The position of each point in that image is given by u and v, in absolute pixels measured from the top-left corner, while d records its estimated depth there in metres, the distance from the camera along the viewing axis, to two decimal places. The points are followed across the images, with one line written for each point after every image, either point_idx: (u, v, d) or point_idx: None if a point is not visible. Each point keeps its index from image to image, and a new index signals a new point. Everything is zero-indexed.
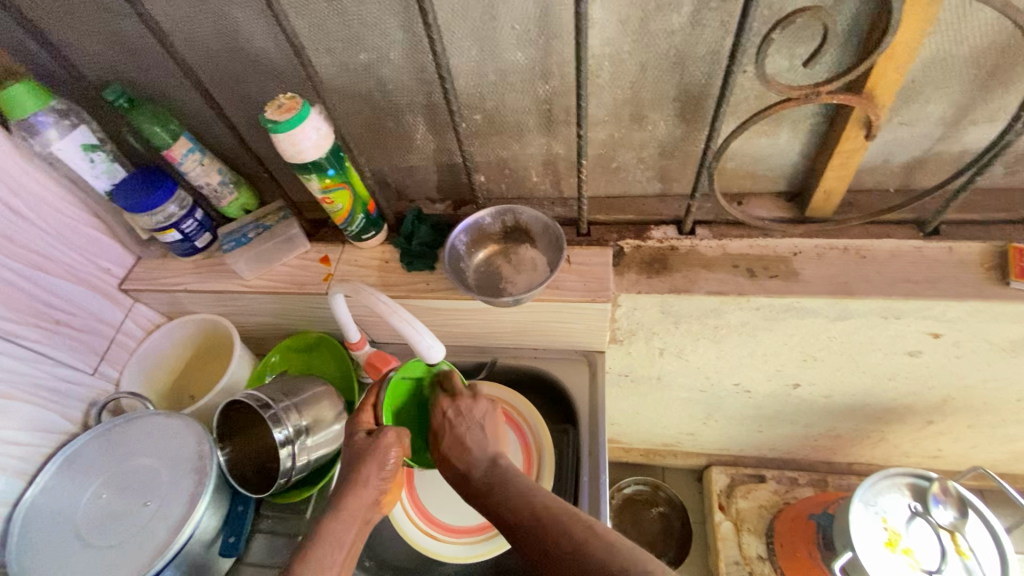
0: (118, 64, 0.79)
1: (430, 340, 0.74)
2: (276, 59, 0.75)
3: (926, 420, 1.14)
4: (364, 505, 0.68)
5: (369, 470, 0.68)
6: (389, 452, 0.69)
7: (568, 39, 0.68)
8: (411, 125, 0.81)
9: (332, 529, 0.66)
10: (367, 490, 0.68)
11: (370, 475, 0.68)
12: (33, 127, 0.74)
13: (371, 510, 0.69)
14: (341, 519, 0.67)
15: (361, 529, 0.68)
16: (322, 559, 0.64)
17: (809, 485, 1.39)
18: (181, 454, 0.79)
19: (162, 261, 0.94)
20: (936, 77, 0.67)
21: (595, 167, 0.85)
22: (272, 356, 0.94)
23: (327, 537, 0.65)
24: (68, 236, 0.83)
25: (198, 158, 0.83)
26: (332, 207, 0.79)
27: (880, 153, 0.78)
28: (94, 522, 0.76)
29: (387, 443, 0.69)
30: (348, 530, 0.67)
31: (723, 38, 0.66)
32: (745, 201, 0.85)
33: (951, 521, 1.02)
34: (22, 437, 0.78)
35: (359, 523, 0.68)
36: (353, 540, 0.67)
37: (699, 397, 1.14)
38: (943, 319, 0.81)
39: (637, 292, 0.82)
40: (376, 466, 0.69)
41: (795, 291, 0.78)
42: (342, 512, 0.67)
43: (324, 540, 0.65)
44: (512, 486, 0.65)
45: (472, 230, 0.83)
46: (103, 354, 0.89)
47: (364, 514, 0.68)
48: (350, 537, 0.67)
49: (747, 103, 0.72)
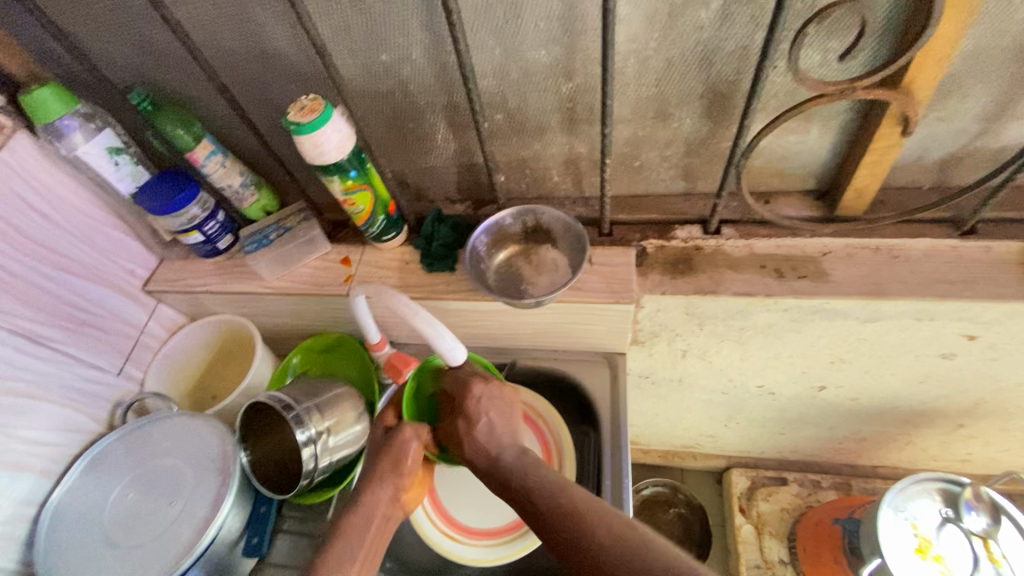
0: (142, 68, 0.80)
1: (452, 342, 0.72)
2: (298, 61, 0.74)
3: (957, 423, 1.11)
4: (383, 501, 0.70)
5: (386, 465, 0.70)
6: (404, 447, 0.71)
7: (592, 37, 0.66)
8: (432, 125, 0.80)
9: (353, 522, 0.68)
10: (386, 487, 0.70)
11: (387, 472, 0.70)
12: (58, 131, 0.74)
13: (392, 507, 0.70)
14: (361, 514, 0.69)
15: (382, 527, 0.70)
16: (341, 553, 0.66)
17: (832, 488, 1.36)
18: (205, 455, 0.80)
19: (185, 263, 0.94)
20: (976, 70, 0.65)
21: (618, 166, 0.83)
22: (293, 357, 0.94)
23: (349, 531, 0.68)
24: (93, 238, 0.84)
25: (220, 160, 0.84)
26: (354, 209, 0.79)
27: (914, 150, 0.75)
28: (120, 522, 0.77)
29: (403, 439, 0.71)
30: (368, 525, 0.69)
31: (753, 33, 0.64)
32: (772, 200, 0.83)
33: (983, 527, 0.99)
34: (49, 437, 0.79)
35: (379, 518, 0.70)
36: (374, 536, 0.69)
37: (721, 399, 1.12)
38: (979, 321, 0.78)
39: (661, 293, 0.81)
40: (392, 461, 0.70)
41: (825, 292, 0.76)
42: (363, 507, 0.69)
43: (345, 533, 0.68)
44: (541, 477, 0.65)
45: (493, 231, 0.82)
46: (127, 354, 0.90)
47: (383, 511, 0.70)
48: (370, 532, 0.69)
49: (776, 99, 0.70)
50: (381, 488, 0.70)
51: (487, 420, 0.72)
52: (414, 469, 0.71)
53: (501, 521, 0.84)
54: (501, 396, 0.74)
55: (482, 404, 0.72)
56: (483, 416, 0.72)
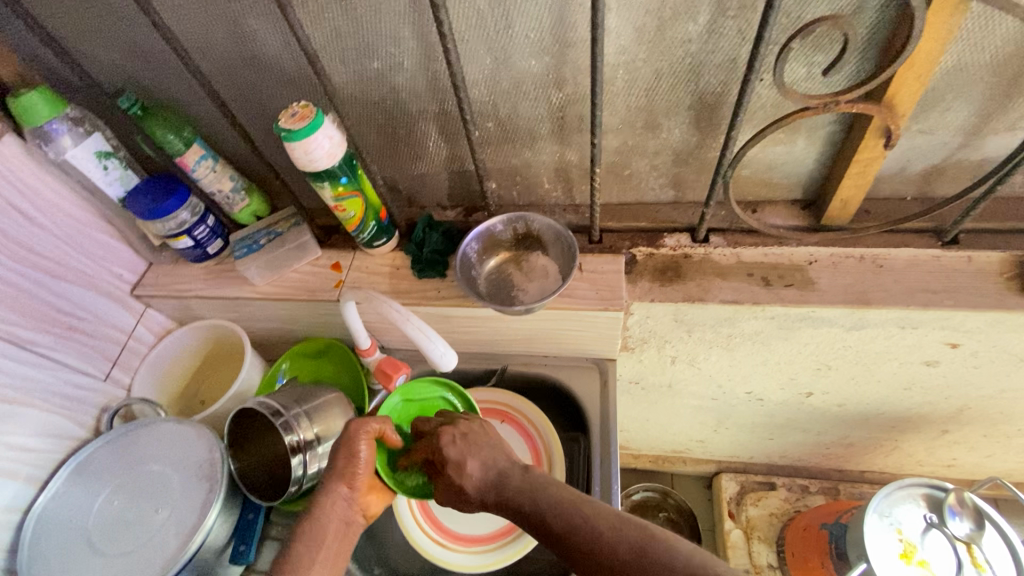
0: (132, 72, 0.79)
1: (443, 348, 0.74)
2: (290, 67, 0.75)
3: (941, 429, 1.13)
4: (340, 503, 0.70)
5: (342, 463, 0.71)
6: (359, 443, 0.72)
7: (583, 48, 0.67)
8: (424, 133, 0.81)
9: (310, 527, 0.68)
10: (343, 485, 0.70)
11: (342, 470, 0.71)
12: (47, 134, 0.74)
13: (349, 510, 0.71)
14: (318, 517, 0.68)
15: (343, 530, 0.69)
16: (299, 557, 0.66)
17: (820, 493, 1.37)
18: (192, 461, 0.79)
19: (174, 267, 0.94)
20: (956, 86, 0.66)
21: (608, 175, 0.84)
22: (282, 363, 0.94)
23: (308, 535, 0.67)
24: (81, 242, 0.83)
25: (210, 165, 0.84)
26: (344, 215, 0.78)
27: (897, 161, 0.76)
28: (105, 530, 0.76)
29: (353, 434, 0.71)
30: (328, 530, 0.68)
31: (740, 46, 0.65)
32: (760, 209, 0.85)
33: (967, 533, 1.00)
34: (34, 444, 0.78)
35: (339, 521, 0.69)
36: (336, 542, 0.68)
37: (710, 404, 1.13)
38: (962, 330, 0.80)
39: (650, 300, 0.82)
40: (344, 461, 0.71)
41: (810, 300, 0.77)
42: (323, 509, 0.69)
43: (303, 539, 0.67)
44: (554, 499, 0.65)
45: (483, 238, 0.82)
46: (114, 359, 0.90)
47: (342, 514, 0.70)
48: (330, 539, 0.68)
49: (763, 111, 0.71)
50: (336, 487, 0.70)
51: (461, 439, 0.73)
52: (368, 467, 0.72)
53: (487, 528, 0.83)
54: (477, 432, 0.75)
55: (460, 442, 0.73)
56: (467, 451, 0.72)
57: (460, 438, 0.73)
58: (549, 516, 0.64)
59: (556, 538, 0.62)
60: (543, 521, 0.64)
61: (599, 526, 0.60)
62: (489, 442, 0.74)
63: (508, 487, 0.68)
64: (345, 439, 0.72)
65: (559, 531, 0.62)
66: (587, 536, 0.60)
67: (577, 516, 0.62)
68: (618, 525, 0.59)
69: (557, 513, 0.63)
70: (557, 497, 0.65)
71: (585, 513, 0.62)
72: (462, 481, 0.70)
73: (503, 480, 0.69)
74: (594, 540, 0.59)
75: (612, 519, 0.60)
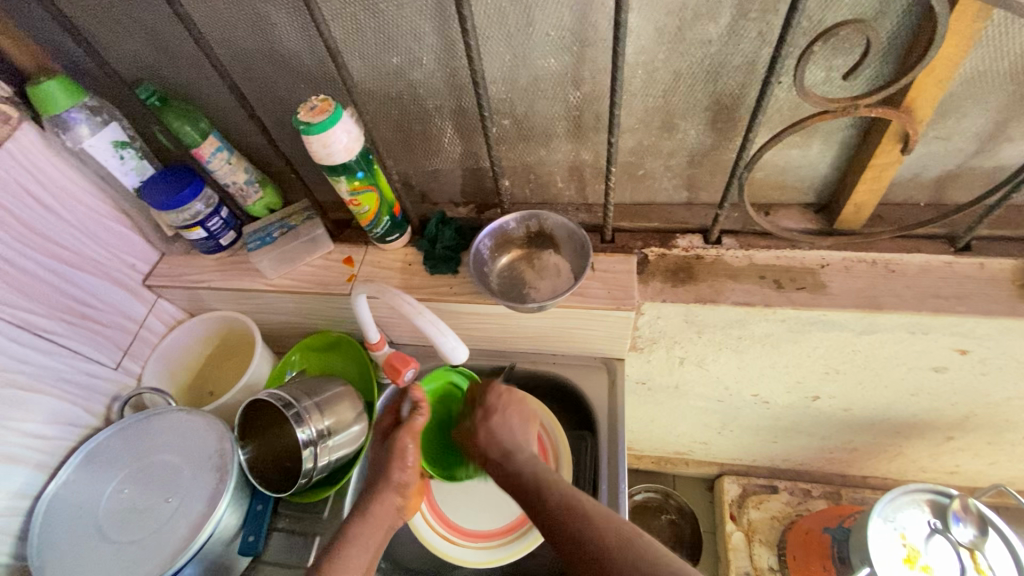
0: (151, 62, 0.79)
1: (454, 341, 0.74)
2: (309, 61, 0.75)
3: (946, 436, 1.13)
4: (389, 511, 0.72)
5: (396, 473, 0.73)
6: (407, 449, 0.74)
7: (603, 47, 0.67)
8: (440, 129, 0.81)
9: (360, 529, 0.70)
10: (394, 492, 0.73)
11: (396, 479, 0.73)
12: (65, 123, 0.75)
13: (396, 515, 0.73)
14: (371, 522, 0.71)
15: (387, 535, 0.72)
16: (350, 559, 0.67)
17: (822, 497, 1.37)
18: (204, 451, 0.80)
19: (187, 258, 0.94)
20: (974, 93, 0.66)
21: (621, 174, 0.84)
22: (293, 356, 0.94)
23: (357, 537, 0.69)
24: (95, 231, 0.83)
25: (225, 157, 0.84)
26: (359, 209, 0.79)
27: (912, 167, 0.77)
28: (114, 518, 0.76)
29: (403, 444, 0.74)
30: (376, 532, 0.71)
31: (760, 49, 0.65)
32: (773, 212, 0.85)
33: (971, 539, 1.00)
34: (46, 431, 0.79)
35: (386, 529, 0.72)
36: (380, 545, 0.71)
37: (715, 406, 1.14)
38: (972, 336, 0.80)
39: (661, 300, 0.82)
40: (398, 470, 0.73)
41: (822, 303, 0.78)
42: (373, 515, 0.71)
43: (355, 539, 0.69)
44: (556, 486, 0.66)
45: (496, 235, 0.83)
46: (125, 349, 0.90)
47: (389, 521, 0.72)
48: (376, 541, 0.70)
49: (781, 114, 0.72)
50: (389, 494, 0.73)
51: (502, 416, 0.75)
52: (416, 477, 0.75)
53: (494, 525, 0.84)
54: (521, 404, 0.77)
55: (500, 401, 0.76)
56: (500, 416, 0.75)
57: (503, 398, 0.76)
58: (547, 504, 0.65)
59: (551, 525, 0.63)
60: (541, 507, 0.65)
61: (597, 521, 0.61)
62: (523, 418, 0.76)
63: (515, 460, 0.71)
64: (394, 449, 0.74)
65: (556, 520, 0.63)
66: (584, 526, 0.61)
67: (574, 508, 0.63)
68: (613, 523, 0.61)
69: (557, 501, 0.64)
70: (558, 489, 0.66)
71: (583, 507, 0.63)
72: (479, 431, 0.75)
73: (513, 453, 0.72)
74: (590, 531, 0.60)
75: (610, 516, 0.61)
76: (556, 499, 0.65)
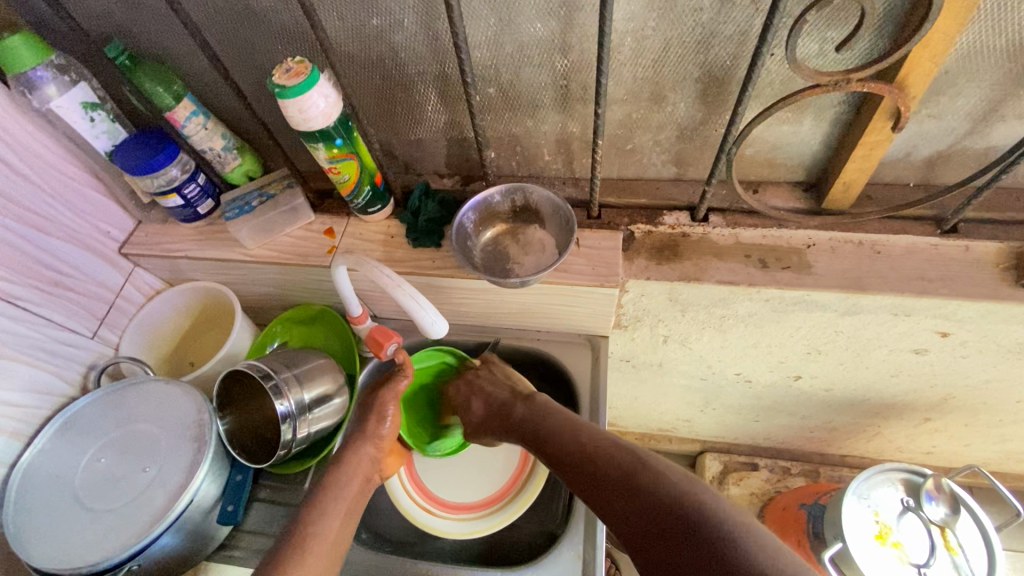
0: (120, 18, 0.76)
1: (434, 316, 0.73)
2: (285, 20, 0.72)
3: (924, 417, 1.14)
4: (365, 462, 0.73)
5: (373, 423, 0.75)
6: (387, 406, 0.76)
7: (591, 12, 0.65)
8: (423, 95, 0.78)
9: (337, 479, 0.70)
10: (369, 441, 0.74)
11: (373, 432, 0.75)
12: (31, 82, 0.72)
13: (373, 468, 0.74)
14: (344, 472, 0.71)
15: (364, 486, 0.72)
16: (325, 506, 0.68)
17: (801, 475, 1.40)
18: (181, 421, 0.79)
19: (164, 227, 0.92)
20: (969, 70, 0.65)
21: (610, 148, 0.82)
22: (275, 327, 0.94)
23: (334, 487, 0.70)
24: (66, 195, 0.81)
25: (201, 121, 0.81)
26: (339, 178, 0.77)
27: (903, 146, 0.75)
28: (92, 487, 0.76)
29: (382, 399, 0.76)
30: (352, 483, 0.71)
31: (753, 18, 0.63)
32: (761, 190, 0.84)
33: (943, 517, 1.03)
34: (19, 399, 0.77)
35: (362, 479, 0.72)
36: (357, 496, 0.71)
37: (698, 385, 1.14)
38: (954, 319, 0.80)
39: (646, 278, 0.81)
40: (374, 422, 0.75)
41: (806, 284, 0.77)
42: (349, 463, 0.72)
43: (332, 488, 0.69)
44: (557, 429, 0.72)
45: (480, 208, 0.81)
46: (102, 318, 0.88)
47: (366, 471, 0.73)
48: (354, 492, 0.71)
49: (772, 88, 0.70)
50: (364, 445, 0.74)
51: (479, 394, 0.84)
52: (393, 431, 0.76)
53: (475, 497, 0.84)
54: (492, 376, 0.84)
55: (466, 389, 0.86)
56: (477, 395, 0.84)
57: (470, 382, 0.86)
58: (553, 445, 0.70)
59: (564, 464, 0.68)
60: (548, 450, 0.71)
61: (603, 452, 0.65)
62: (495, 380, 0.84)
63: (513, 411, 0.78)
64: (373, 405, 0.76)
65: (571, 460, 0.67)
66: (592, 456, 0.65)
67: (587, 441, 0.67)
68: (618, 454, 0.64)
69: (565, 443, 0.69)
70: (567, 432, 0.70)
71: (593, 440, 0.67)
72: (472, 415, 0.84)
73: (505, 406, 0.80)
74: (597, 466, 0.64)
75: (615, 447, 0.65)
76: (568, 440, 0.69)
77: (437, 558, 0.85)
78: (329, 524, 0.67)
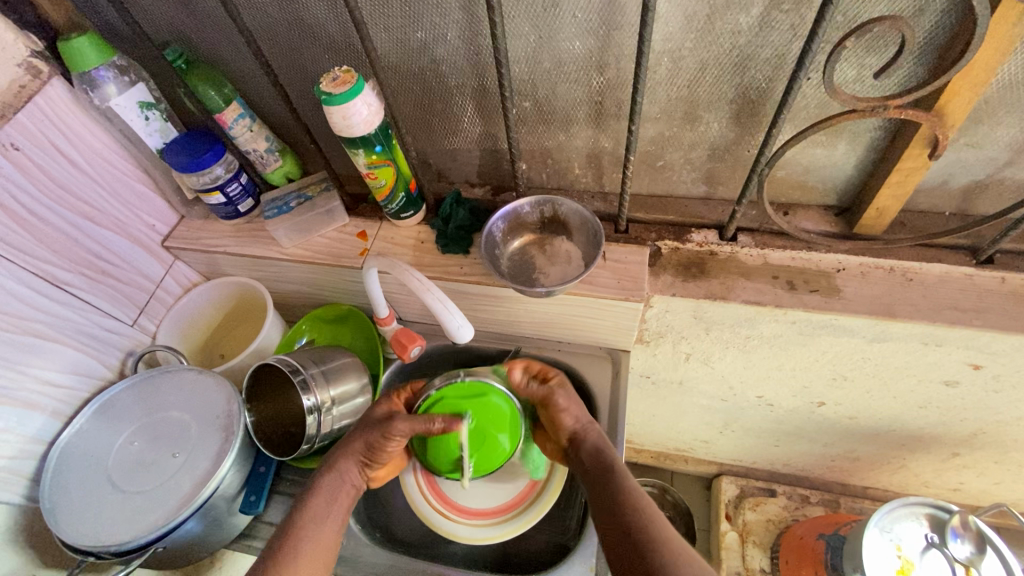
0: (180, 25, 0.80)
1: (460, 320, 0.74)
2: (333, 31, 0.75)
3: (952, 452, 1.11)
4: (355, 474, 0.73)
5: (375, 440, 0.74)
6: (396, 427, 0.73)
7: (629, 32, 0.66)
8: (460, 107, 0.81)
9: (326, 483, 0.71)
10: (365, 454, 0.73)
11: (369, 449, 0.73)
12: (94, 81, 0.77)
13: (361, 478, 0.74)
14: (336, 480, 0.71)
15: (349, 495, 0.72)
16: (316, 511, 0.68)
17: (820, 504, 1.36)
18: (211, 411, 0.82)
19: (205, 223, 0.96)
20: (1012, 100, 0.64)
21: (640, 164, 0.83)
22: (303, 325, 0.96)
23: (325, 491, 0.70)
24: (116, 188, 0.85)
25: (247, 124, 0.85)
26: (375, 183, 0.79)
27: (939, 174, 0.75)
28: (123, 468, 0.79)
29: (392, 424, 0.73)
30: (341, 492, 0.71)
31: (792, 42, 0.64)
32: (792, 212, 0.84)
33: (968, 555, 0.99)
34: (63, 379, 0.81)
35: (350, 489, 0.72)
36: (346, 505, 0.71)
37: (719, 405, 1.13)
38: (987, 352, 0.78)
39: (671, 294, 0.81)
40: (377, 442, 0.73)
41: (835, 308, 0.76)
42: (341, 473, 0.72)
43: (321, 493, 0.70)
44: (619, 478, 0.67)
45: (510, 218, 0.83)
46: (142, 307, 0.92)
47: (352, 482, 0.72)
48: (343, 499, 0.71)
49: (806, 112, 0.71)
50: (358, 457, 0.73)
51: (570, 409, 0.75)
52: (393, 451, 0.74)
53: (490, 504, 0.85)
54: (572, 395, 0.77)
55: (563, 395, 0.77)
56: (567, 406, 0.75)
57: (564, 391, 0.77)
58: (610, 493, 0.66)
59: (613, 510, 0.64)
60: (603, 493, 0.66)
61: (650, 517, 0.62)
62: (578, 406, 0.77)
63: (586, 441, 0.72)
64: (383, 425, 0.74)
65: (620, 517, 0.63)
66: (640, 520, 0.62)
67: (639, 503, 0.63)
68: (665, 528, 0.61)
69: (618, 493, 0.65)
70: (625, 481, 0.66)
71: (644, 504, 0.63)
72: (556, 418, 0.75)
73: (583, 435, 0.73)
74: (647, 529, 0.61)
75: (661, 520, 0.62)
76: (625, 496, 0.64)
77: (449, 562, 0.86)
78: (320, 529, 0.67)
